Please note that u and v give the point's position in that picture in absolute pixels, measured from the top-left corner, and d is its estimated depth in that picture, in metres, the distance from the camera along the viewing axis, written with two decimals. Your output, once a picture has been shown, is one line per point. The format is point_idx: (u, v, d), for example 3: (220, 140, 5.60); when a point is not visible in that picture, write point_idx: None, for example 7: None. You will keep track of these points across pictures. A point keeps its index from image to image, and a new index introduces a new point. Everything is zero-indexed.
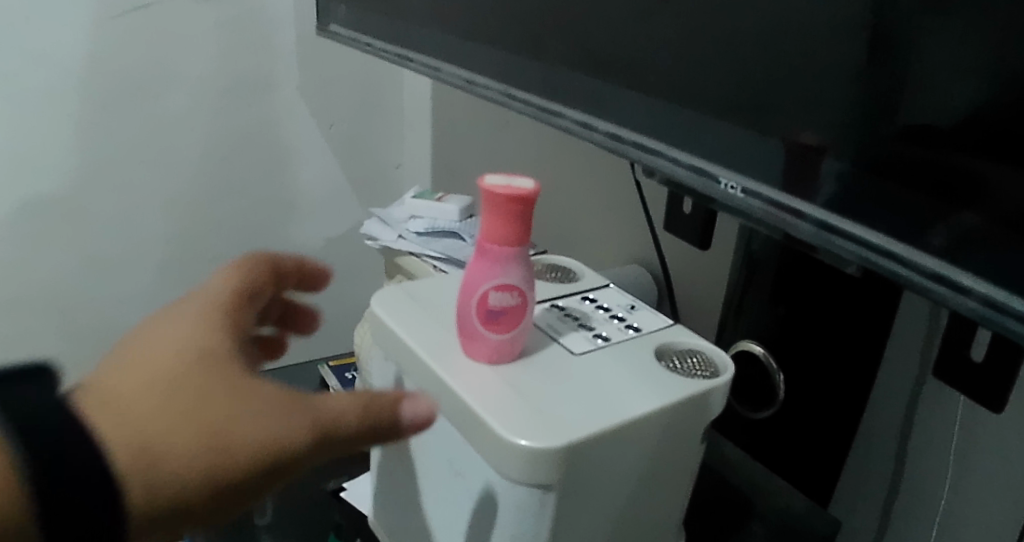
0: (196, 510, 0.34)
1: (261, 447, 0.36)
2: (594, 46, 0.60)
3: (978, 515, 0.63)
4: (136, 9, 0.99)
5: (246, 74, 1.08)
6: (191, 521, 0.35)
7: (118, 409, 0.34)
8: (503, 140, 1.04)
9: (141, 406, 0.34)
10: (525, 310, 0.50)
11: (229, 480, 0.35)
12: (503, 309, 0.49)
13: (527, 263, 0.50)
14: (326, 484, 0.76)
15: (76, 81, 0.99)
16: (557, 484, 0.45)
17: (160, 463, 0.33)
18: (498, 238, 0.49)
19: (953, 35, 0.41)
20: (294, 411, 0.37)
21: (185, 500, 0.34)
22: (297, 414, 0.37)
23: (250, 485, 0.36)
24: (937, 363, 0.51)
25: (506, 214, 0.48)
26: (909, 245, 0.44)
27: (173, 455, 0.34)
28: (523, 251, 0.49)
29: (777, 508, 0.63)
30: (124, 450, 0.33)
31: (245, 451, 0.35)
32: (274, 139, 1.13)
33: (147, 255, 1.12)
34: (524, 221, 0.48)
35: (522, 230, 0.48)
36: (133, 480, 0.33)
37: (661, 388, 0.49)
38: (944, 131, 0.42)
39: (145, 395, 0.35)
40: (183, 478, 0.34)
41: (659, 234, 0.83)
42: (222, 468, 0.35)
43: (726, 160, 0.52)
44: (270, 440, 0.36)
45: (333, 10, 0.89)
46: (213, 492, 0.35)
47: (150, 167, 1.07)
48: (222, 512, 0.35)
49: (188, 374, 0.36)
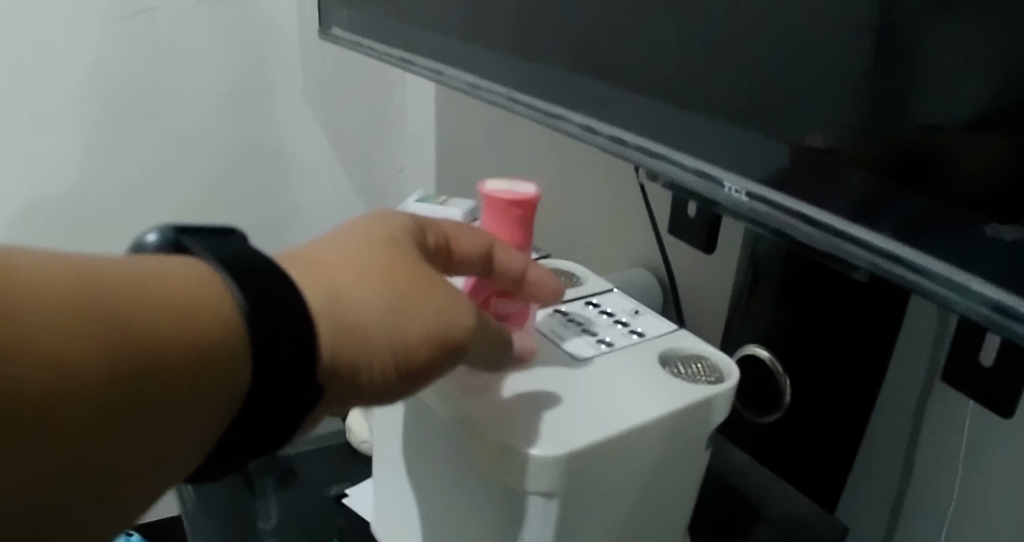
0: (368, 387, 0.39)
1: (434, 335, 0.41)
2: (597, 48, 0.60)
3: (988, 520, 0.62)
4: (140, 13, 0.98)
5: (250, 79, 1.07)
6: (360, 395, 0.39)
7: (327, 279, 0.39)
8: (507, 144, 1.04)
9: (345, 281, 0.39)
10: (527, 315, 0.53)
11: (401, 365, 0.40)
12: (506, 312, 0.53)
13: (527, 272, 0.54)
14: (328, 491, 0.76)
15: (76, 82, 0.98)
16: (561, 491, 0.45)
17: (361, 333, 0.38)
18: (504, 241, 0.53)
19: (960, 36, 0.40)
20: (459, 304, 0.43)
21: (366, 374, 0.38)
22: (461, 305, 0.43)
23: (414, 369, 0.41)
24: (947, 367, 0.50)
25: (508, 219, 0.53)
26: (917, 250, 0.43)
27: (370, 329, 0.39)
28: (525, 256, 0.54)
29: (785, 513, 0.62)
30: (335, 314, 0.37)
31: (417, 338, 0.40)
32: (278, 144, 1.13)
33: None
34: (524, 226, 0.53)
35: (523, 235, 0.53)
36: (341, 345, 0.37)
37: (665, 394, 0.48)
38: (951, 133, 0.41)
39: (346, 267, 0.40)
40: (372, 353, 0.38)
41: (665, 238, 0.83)
42: (400, 348, 0.40)
43: (732, 164, 0.51)
44: (440, 330, 0.41)
45: (335, 14, 0.88)
46: (389, 371, 0.39)
47: (152, 169, 1.06)
48: (385, 395, 0.40)
49: (379, 257, 0.41)
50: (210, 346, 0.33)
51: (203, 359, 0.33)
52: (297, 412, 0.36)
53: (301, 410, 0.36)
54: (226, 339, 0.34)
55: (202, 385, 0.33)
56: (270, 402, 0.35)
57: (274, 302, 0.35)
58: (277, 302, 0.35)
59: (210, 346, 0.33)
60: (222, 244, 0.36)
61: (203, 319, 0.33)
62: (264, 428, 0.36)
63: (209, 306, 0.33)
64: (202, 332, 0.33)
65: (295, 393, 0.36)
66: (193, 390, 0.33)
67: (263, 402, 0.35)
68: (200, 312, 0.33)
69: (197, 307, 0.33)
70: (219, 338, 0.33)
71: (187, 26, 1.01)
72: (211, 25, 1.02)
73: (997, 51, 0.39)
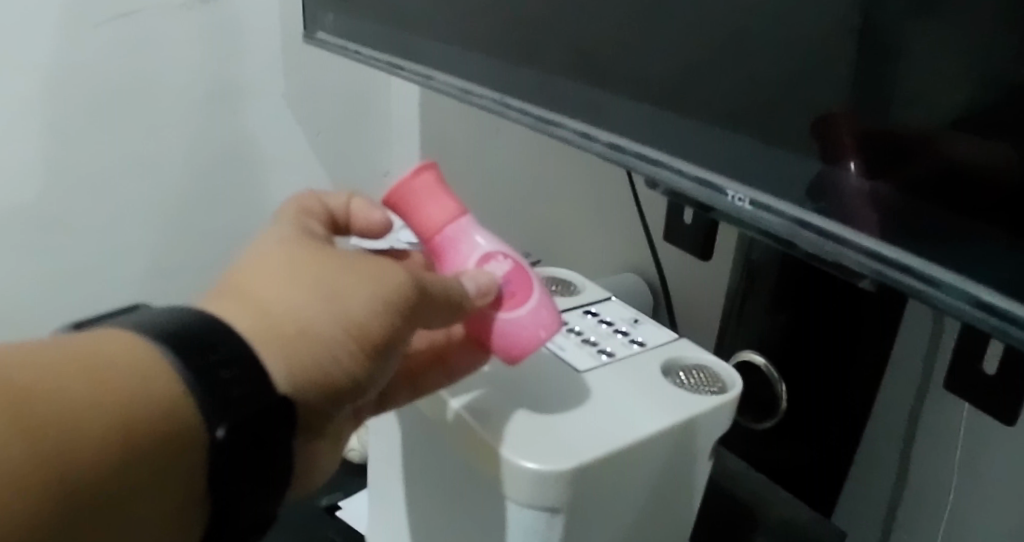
0: (338, 371, 0.40)
1: (380, 307, 0.41)
2: (589, 53, 0.59)
3: (984, 521, 0.62)
4: (118, 17, 0.89)
5: (228, 80, 0.98)
6: (338, 383, 0.40)
7: (246, 304, 0.39)
8: (496, 147, 1.03)
9: (263, 295, 0.40)
10: (523, 268, 0.51)
11: (356, 339, 0.40)
12: (506, 277, 0.50)
13: (484, 233, 0.52)
14: (318, 501, 0.73)
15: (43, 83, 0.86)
16: (566, 506, 0.44)
17: (303, 333, 0.39)
18: (441, 220, 0.51)
19: (943, 38, 0.41)
20: (399, 275, 0.42)
21: (327, 363, 0.39)
22: (404, 278, 0.42)
23: (378, 347, 0.41)
24: (949, 374, 0.51)
25: (417, 194, 0.52)
26: (925, 259, 0.43)
27: (305, 324, 0.39)
28: (469, 222, 0.52)
29: (783, 518, 0.61)
30: (262, 323, 0.39)
31: (363, 314, 0.40)
32: (252, 155, 1.04)
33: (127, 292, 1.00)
34: (442, 193, 0.52)
35: (448, 200, 0.52)
36: (284, 353, 0.38)
37: (670, 406, 0.48)
38: (939, 135, 0.42)
39: (263, 283, 0.40)
40: (319, 342, 0.39)
41: (658, 241, 0.82)
42: (349, 325, 0.40)
43: (733, 171, 0.51)
44: (385, 302, 0.41)
45: (320, 17, 0.85)
46: (349, 352, 0.40)
47: (125, 181, 0.95)
48: (361, 372, 0.41)
49: (289, 259, 0.42)
50: (172, 424, 0.34)
51: (170, 439, 0.34)
52: (288, 436, 0.37)
53: (288, 433, 0.37)
54: (186, 412, 0.35)
55: (176, 459, 0.35)
56: (247, 435, 0.36)
57: (209, 353, 0.36)
58: (212, 354, 0.36)
59: (176, 424, 0.35)
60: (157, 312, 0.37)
61: (157, 401, 0.34)
62: (265, 467, 0.37)
63: (160, 385, 0.35)
64: (164, 411, 0.34)
65: (273, 421, 0.36)
66: (168, 456, 0.35)
67: (238, 439, 0.35)
68: (153, 394, 0.34)
69: (151, 389, 0.34)
70: (180, 413, 0.35)
71: (168, 30, 0.92)
72: (190, 28, 0.93)
73: (978, 54, 0.39)
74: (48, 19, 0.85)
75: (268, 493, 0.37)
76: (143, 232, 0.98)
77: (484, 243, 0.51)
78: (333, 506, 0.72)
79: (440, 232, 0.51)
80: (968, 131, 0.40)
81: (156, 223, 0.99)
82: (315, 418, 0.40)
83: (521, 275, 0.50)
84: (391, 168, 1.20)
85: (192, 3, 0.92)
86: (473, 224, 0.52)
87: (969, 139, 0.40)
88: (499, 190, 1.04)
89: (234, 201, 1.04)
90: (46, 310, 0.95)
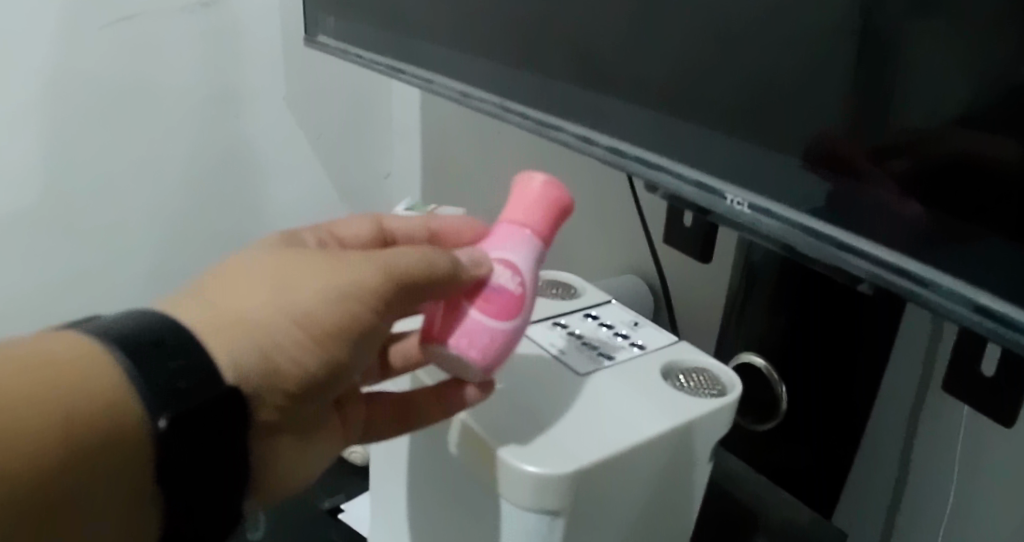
0: (283, 361, 0.42)
1: (333, 296, 0.43)
2: (590, 58, 0.59)
3: (983, 522, 0.62)
4: (120, 20, 0.89)
5: (230, 83, 0.99)
6: (284, 372, 0.42)
7: (199, 301, 0.42)
8: (497, 149, 1.03)
9: (218, 296, 0.42)
10: (520, 299, 0.47)
11: (304, 328, 0.42)
12: (500, 286, 0.46)
13: (535, 261, 0.49)
14: (320, 503, 0.71)
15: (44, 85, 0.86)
16: (568, 510, 0.44)
17: (249, 326, 0.41)
18: (521, 219, 0.49)
19: (944, 39, 0.41)
20: (362, 266, 0.44)
21: (270, 349, 0.41)
22: (368, 270, 0.44)
23: (333, 338, 0.43)
24: (947, 377, 0.51)
25: (527, 193, 0.50)
26: (923, 263, 0.44)
27: (253, 314, 0.42)
28: (535, 244, 0.49)
29: (783, 519, 0.62)
30: (212, 319, 0.41)
31: (317, 305, 0.42)
32: (253, 157, 1.04)
33: (128, 294, 1.00)
34: (547, 208, 0.49)
35: (542, 219, 0.49)
36: (230, 343, 0.40)
37: (670, 410, 0.48)
38: (939, 140, 0.42)
39: (222, 286, 0.43)
40: (259, 330, 0.41)
41: (659, 244, 0.82)
42: (297, 314, 0.42)
43: (732, 176, 0.51)
44: (341, 292, 0.43)
45: (320, 21, 0.85)
46: (296, 338, 0.42)
47: (125, 183, 0.95)
48: (314, 361, 0.43)
49: (264, 260, 0.44)
50: (116, 422, 0.37)
51: (116, 437, 0.37)
52: (239, 421, 0.40)
53: (239, 415, 0.40)
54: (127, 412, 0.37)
55: (124, 453, 0.38)
56: (191, 423, 0.38)
57: (156, 347, 0.39)
58: (157, 347, 0.38)
59: (118, 423, 0.37)
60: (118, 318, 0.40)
61: (98, 399, 0.37)
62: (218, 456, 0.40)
63: (101, 386, 0.37)
64: (107, 409, 0.37)
65: (218, 407, 0.39)
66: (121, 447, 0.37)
67: (179, 425, 0.38)
68: (95, 395, 0.37)
69: (91, 391, 0.37)
70: (122, 412, 0.37)
71: (169, 33, 0.92)
72: (190, 32, 0.94)
73: (980, 53, 0.40)
74: (49, 21, 0.85)
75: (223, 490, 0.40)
76: (145, 233, 0.99)
77: (520, 258, 0.48)
78: (336, 508, 0.71)
79: (508, 226, 0.49)
80: (967, 131, 0.41)
81: (157, 225, 0.99)
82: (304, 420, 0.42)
83: (514, 301, 0.47)
84: (393, 170, 1.20)
85: (193, 6, 0.93)
86: (537, 250, 0.49)
87: (968, 138, 0.41)
88: (501, 191, 1.05)
89: (235, 203, 1.05)
90: (47, 312, 0.95)
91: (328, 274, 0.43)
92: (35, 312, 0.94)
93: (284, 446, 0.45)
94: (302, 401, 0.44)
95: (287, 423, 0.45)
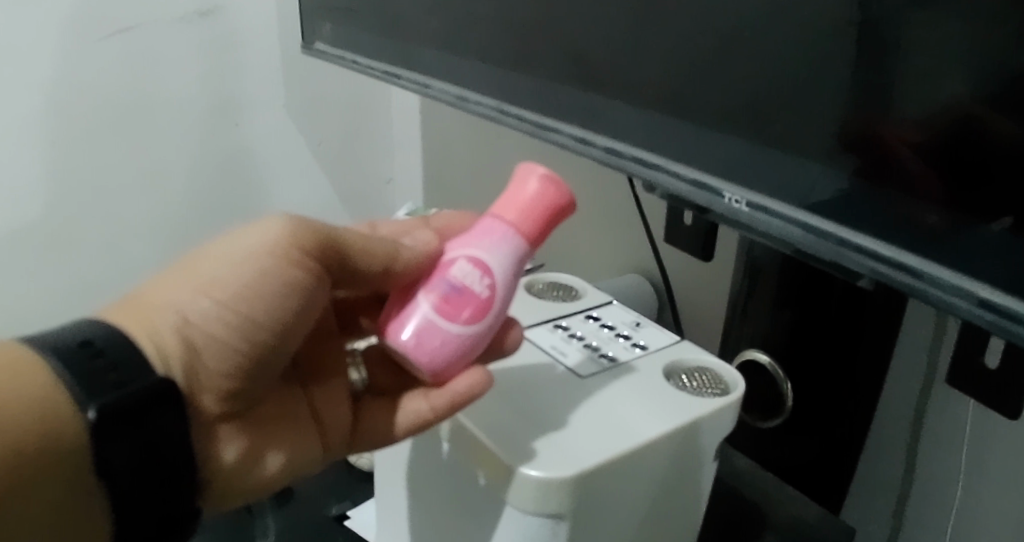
0: (197, 329, 0.45)
1: (229, 262, 0.45)
2: (586, 58, 0.59)
3: (991, 514, 0.63)
4: (119, 31, 0.89)
5: (229, 92, 0.99)
6: (202, 346, 0.45)
7: (131, 296, 0.47)
8: (498, 152, 1.03)
9: (147, 285, 0.47)
10: (485, 303, 0.46)
11: (212, 295, 0.45)
12: (463, 285, 0.46)
13: (514, 261, 0.47)
14: (327, 510, 0.71)
15: (45, 94, 0.86)
16: (570, 513, 0.44)
17: (150, 306, 0.45)
18: (509, 216, 0.48)
19: (944, 29, 0.41)
20: (264, 223, 0.45)
21: (179, 323, 0.45)
22: (272, 229, 0.45)
23: (245, 298, 0.45)
24: (950, 371, 0.51)
25: (515, 192, 0.48)
26: (922, 257, 0.43)
27: (166, 297, 0.45)
28: (517, 243, 0.47)
29: (789, 516, 0.61)
30: (131, 306, 0.46)
31: (224, 269, 0.45)
32: (254, 163, 1.04)
33: None
34: (538, 213, 0.48)
35: (533, 223, 0.48)
36: (135, 321, 0.45)
37: (672, 409, 0.48)
38: (936, 133, 0.42)
39: (154, 277, 0.47)
40: (166, 307, 0.45)
41: (661, 244, 0.82)
42: (202, 285, 0.45)
43: (731, 173, 0.51)
44: (245, 256, 0.45)
45: (317, 28, 0.85)
46: (202, 304, 0.45)
47: (128, 191, 0.95)
48: (224, 327, 0.45)
49: (194, 250, 0.48)
50: (49, 416, 0.40)
51: (48, 430, 0.40)
52: (176, 415, 0.42)
53: (174, 410, 0.42)
54: (62, 407, 0.41)
55: (62, 448, 0.41)
56: (118, 417, 0.40)
57: (86, 347, 0.42)
58: (87, 347, 0.42)
59: (49, 419, 0.40)
60: (55, 330, 0.43)
61: (33, 394, 0.40)
62: (156, 452, 0.42)
63: (33, 384, 0.41)
64: (40, 408, 0.40)
65: (146, 402, 0.41)
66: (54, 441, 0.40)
67: (109, 418, 0.40)
68: (29, 392, 0.40)
69: (24, 391, 0.40)
70: (53, 407, 0.41)
71: (167, 42, 0.93)
72: (189, 42, 0.94)
73: (980, 43, 0.40)
74: (50, 32, 0.85)
75: (167, 493, 0.43)
76: (146, 244, 0.99)
77: (495, 258, 0.47)
78: (343, 514, 0.70)
79: (493, 219, 0.48)
80: (969, 118, 0.41)
81: (161, 235, 0.99)
82: (219, 380, 0.46)
83: (476, 304, 0.46)
84: (394, 175, 1.20)
85: (191, 16, 0.93)
86: (518, 249, 0.47)
87: (967, 126, 0.41)
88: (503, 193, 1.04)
89: (236, 211, 1.05)
90: (49, 322, 0.95)
91: (229, 241, 0.45)
92: (38, 323, 0.94)
93: (244, 442, 0.49)
94: (236, 376, 0.47)
95: (239, 406, 0.49)
